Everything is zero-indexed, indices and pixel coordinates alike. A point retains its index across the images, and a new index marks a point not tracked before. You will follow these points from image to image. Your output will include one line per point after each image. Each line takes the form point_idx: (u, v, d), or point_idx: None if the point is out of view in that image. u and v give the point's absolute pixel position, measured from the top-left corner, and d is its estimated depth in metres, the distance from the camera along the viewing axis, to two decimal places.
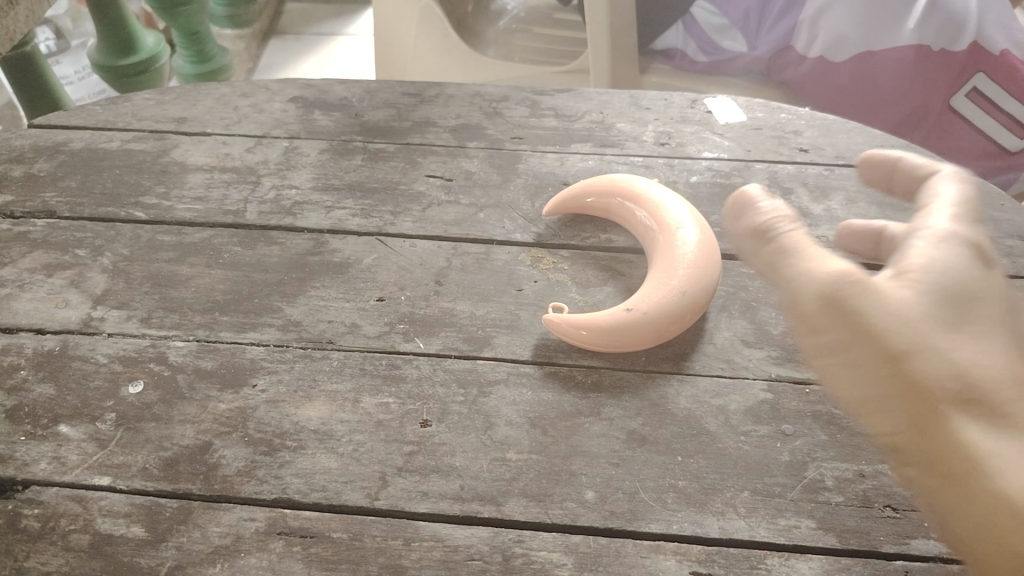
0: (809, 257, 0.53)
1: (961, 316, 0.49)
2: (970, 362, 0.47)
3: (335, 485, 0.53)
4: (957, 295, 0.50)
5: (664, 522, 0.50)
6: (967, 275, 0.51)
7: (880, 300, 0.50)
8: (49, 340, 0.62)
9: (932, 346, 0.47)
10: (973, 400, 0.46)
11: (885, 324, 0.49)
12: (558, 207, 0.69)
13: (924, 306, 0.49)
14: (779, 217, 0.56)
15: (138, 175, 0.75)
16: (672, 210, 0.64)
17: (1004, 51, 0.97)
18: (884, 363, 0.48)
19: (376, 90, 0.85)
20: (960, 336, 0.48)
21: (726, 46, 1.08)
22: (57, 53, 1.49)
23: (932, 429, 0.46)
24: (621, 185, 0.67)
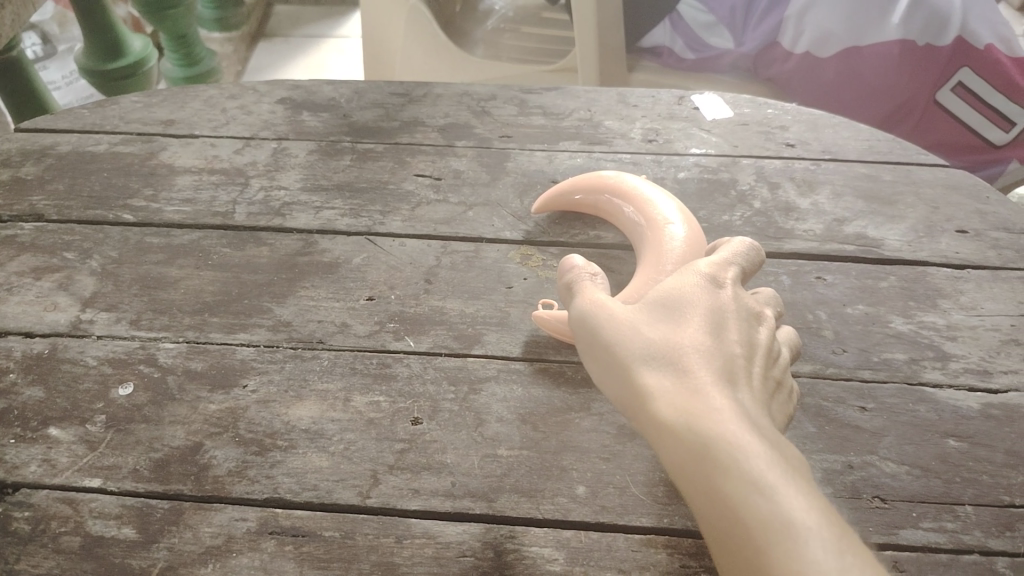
0: (586, 292, 0.47)
1: (719, 318, 0.43)
2: (683, 363, 0.41)
3: (327, 484, 0.53)
4: (726, 296, 0.44)
5: (655, 516, 0.50)
6: (698, 279, 0.45)
7: (646, 308, 0.44)
8: (38, 343, 0.61)
9: (639, 351, 0.42)
10: (723, 414, 0.38)
11: (617, 337, 0.43)
12: (547, 203, 0.69)
13: (637, 317, 0.44)
14: (587, 275, 0.50)
15: (126, 177, 0.75)
16: (662, 204, 0.64)
17: (988, 45, 0.98)
18: (629, 376, 0.42)
19: (364, 90, 0.85)
20: (693, 339, 0.41)
21: (713, 42, 1.08)
22: (44, 57, 1.48)
23: (675, 446, 0.38)
24: (611, 181, 0.68)
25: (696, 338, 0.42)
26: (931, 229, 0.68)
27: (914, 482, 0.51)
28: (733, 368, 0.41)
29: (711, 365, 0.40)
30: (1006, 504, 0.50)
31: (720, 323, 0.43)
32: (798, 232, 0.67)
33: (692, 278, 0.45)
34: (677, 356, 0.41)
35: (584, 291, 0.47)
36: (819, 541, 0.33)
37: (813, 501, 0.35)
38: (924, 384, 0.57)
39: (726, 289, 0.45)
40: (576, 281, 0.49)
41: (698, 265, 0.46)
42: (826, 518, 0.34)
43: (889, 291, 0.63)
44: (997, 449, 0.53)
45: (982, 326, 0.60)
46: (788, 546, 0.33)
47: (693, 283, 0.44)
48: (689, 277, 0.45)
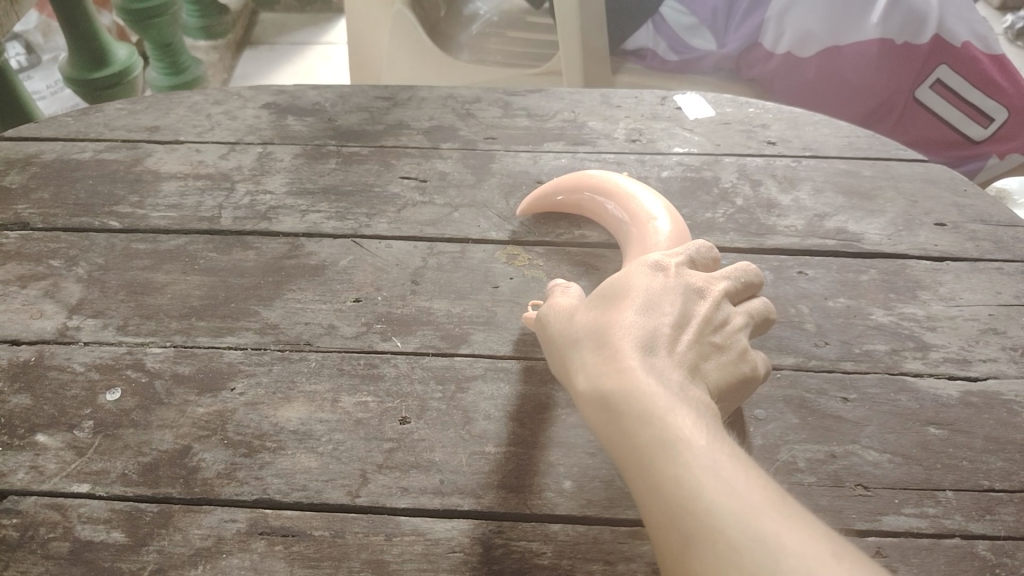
0: (555, 291, 0.53)
1: (651, 296, 0.47)
2: (603, 336, 0.45)
3: (315, 484, 0.53)
4: (661, 278, 0.48)
5: (642, 508, 0.51)
6: (638, 264, 0.49)
7: (588, 297, 0.49)
8: (25, 351, 0.61)
9: (574, 335, 0.47)
10: (629, 378, 0.42)
11: (563, 327, 0.49)
12: (532, 201, 0.70)
13: (580, 308, 0.49)
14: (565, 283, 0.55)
15: (111, 184, 0.75)
16: (648, 202, 0.65)
17: (965, 43, 1.00)
18: (568, 359, 0.47)
19: (348, 94, 0.85)
20: (618, 316, 0.46)
21: (695, 43, 1.09)
22: (28, 68, 1.48)
23: (592, 410, 0.43)
24: (598, 181, 0.68)
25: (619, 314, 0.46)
26: (911, 222, 0.69)
27: (896, 470, 0.52)
28: (657, 338, 0.45)
29: (630, 335, 0.44)
30: (986, 489, 0.51)
31: (651, 300, 0.46)
32: (779, 227, 0.68)
33: (630, 266, 0.49)
34: (602, 334, 0.45)
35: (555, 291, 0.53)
36: (715, 482, 0.37)
37: (706, 449, 0.39)
38: (905, 374, 0.57)
39: (663, 272, 0.48)
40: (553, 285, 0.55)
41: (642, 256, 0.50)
42: (709, 459, 0.38)
43: (870, 284, 0.64)
44: (976, 435, 0.54)
45: (961, 316, 0.61)
46: (671, 486, 0.38)
47: (638, 270, 0.48)
48: (628, 265, 0.49)
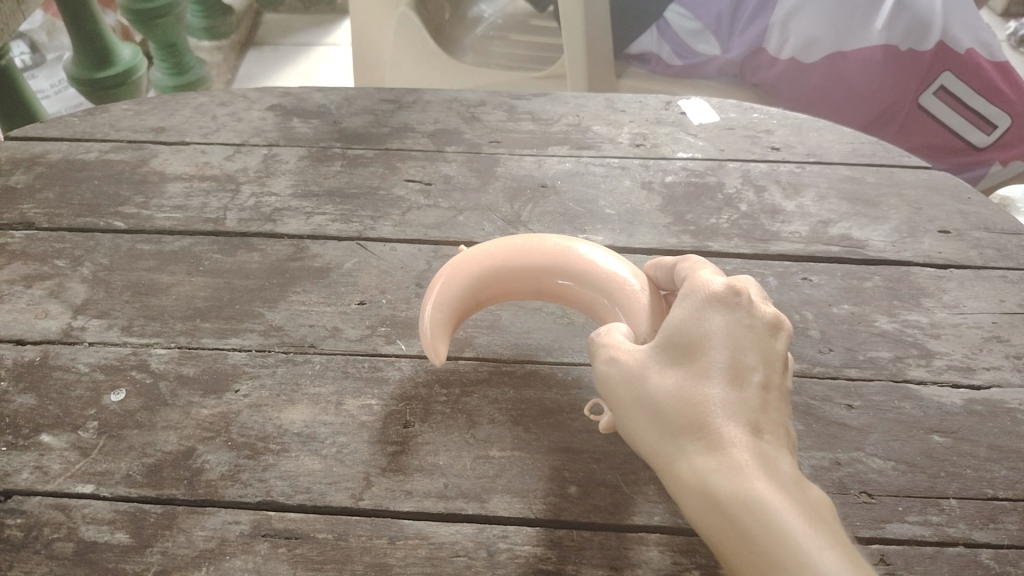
0: (609, 341, 0.48)
1: (731, 349, 0.44)
2: (698, 412, 0.42)
3: (320, 486, 0.53)
4: (739, 321, 0.44)
5: (646, 514, 0.51)
6: (710, 304, 0.45)
7: (657, 354, 0.45)
8: (29, 351, 0.62)
9: (656, 406, 0.44)
10: (741, 467, 0.40)
11: (638, 393, 0.45)
12: (440, 333, 0.54)
13: (653, 369, 0.45)
14: (609, 326, 0.50)
15: (116, 184, 0.75)
16: (551, 241, 0.57)
17: (969, 50, 1.00)
18: (652, 434, 0.44)
19: (353, 96, 0.85)
20: (708, 385, 0.43)
21: (699, 49, 1.08)
22: (32, 67, 1.48)
23: (694, 500, 0.41)
24: (478, 259, 0.57)
25: (707, 381, 0.43)
26: (914, 229, 0.69)
27: (900, 477, 0.52)
28: (750, 404, 0.42)
29: (726, 409, 0.42)
30: (990, 497, 0.51)
31: (734, 357, 0.43)
32: (784, 233, 0.68)
33: (699, 304, 0.45)
34: (694, 411, 0.42)
35: (604, 340, 0.48)
36: None
37: (836, 553, 0.37)
38: (909, 381, 0.57)
39: (737, 310, 0.45)
40: (596, 333, 0.49)
41: (706, 288, 0.45)
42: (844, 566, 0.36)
43: (874, 291, 0.64)
44: (980, 443, 0.54)
45: (965, 324, 0.61)
46: None
47: (712, 318, 0.44)
48: (696, 306, 0.45)
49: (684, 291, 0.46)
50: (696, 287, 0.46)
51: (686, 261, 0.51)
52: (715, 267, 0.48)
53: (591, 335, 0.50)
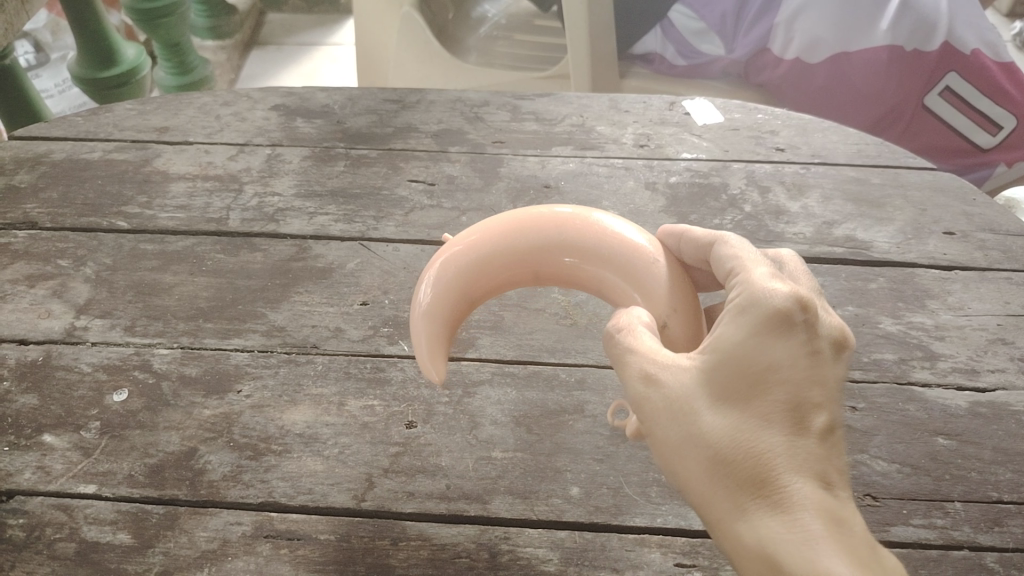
0: (642, 349, 0.41)
1: (796, 383, 0.38)
2: (759, 462, 0.37)
3: (322, 487, 0.53)
4: (803, 345, 0.38)
5: (649, 516, 0.51)
6: (773, 324, 0.38)
7: (707, 382, 0.39)
8: (32, 350, 0.61)
9: (711, 450, 0.38)
10: (815, 532, 0.35)
11: (685, 430, 0.38)
12: (436, 345, 0.48)
13: (704, 401, 0.38)
14: (638, 325, 0.43)
15: (119, 184, 0.75)
16: (547, 215, 0.50)
17: (974, 51, 1.00)
18: (703, 479, 0.38)
19: (357, 96, 0.85)
20: (773, 437, 0.37)
21: (704, 49, 1.07)
22: (36, 66, 1.48)
23: (756, 572, 0.35)
24: (466, 251, 0.50)
25: (771, 426, 0.37)
26: (919, 231, 0.68)
27: (905, 480, 0.52)
28: (818, 451, 0.37)
29: (793, 459, 0.36)
30: (995, 501, 0.51)
31: (799, 394, 0.37)
32: (788, 234, 0.68)
33: (760, 324, 0.38)
34: (757, 466, 0.37)
35: (636, 347, 0.41)
36: None
37: None
38: (914, 383, 0.57)
39: (801, 331, 0.38)
40: (624, 336, 0.42)
41: (766, 301, 0.38)
42: None
43: (879, 292, 0.63)
44: (985, 446, 0.54)
45: (970, 326, 0.61)
46: None
47: (776, 345, 0.38)
48: (755, 325, 0.38)
49: (737, 301, 0.39)
50: (752, 299, 0.39)
51: (727, 246, 0.43)
52: (766, 265, 0.41)
53: (616, 337, 0.42)
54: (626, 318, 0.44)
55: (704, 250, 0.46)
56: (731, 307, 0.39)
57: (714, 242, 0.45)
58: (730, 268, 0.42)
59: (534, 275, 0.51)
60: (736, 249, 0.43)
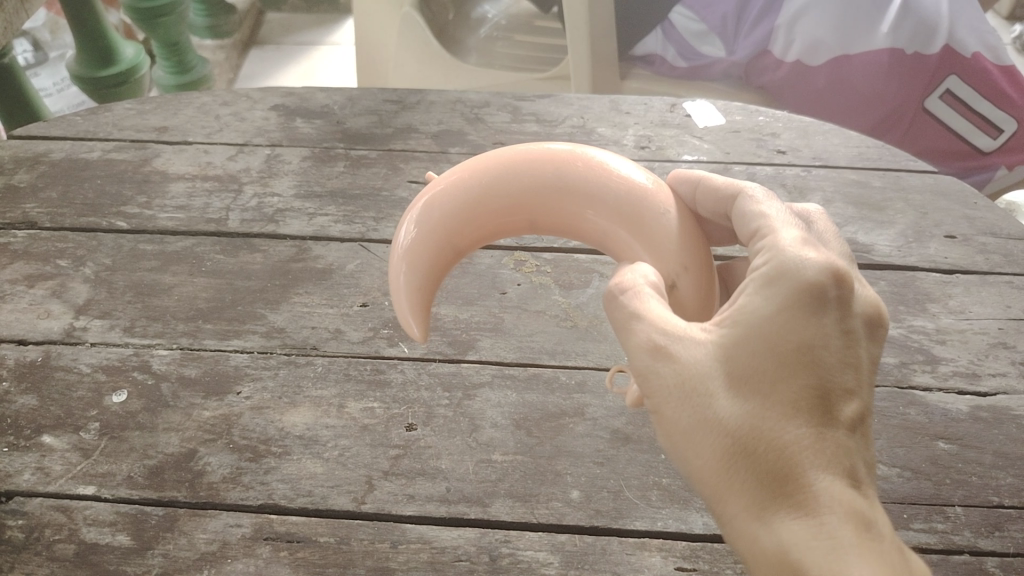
0: (652, 315, 0.38)
1: (824, 368, 0.36)
2: (785, 454, 0.35)
3: (321, 490, 0.53)
4: (834, 326, 0.36)
5: (649, 519, 0.51)
6: (805, 302, 0.36)
7: (728, 363, 0.36)
8: (31, 351, 0.61)
9: (730, 438, 0.36)
10: (844, 535, 0.34)
11: (703, 414, 0.36)
12: (416, 300, 0.45)
13: (725, 384, 0.36)
14: (645, 286, 0.40)
15: (119, 184, 0.75)
16: (541, 151, 0.45)
17: (975, 54, 1.00)
18: (720, 468, 0.36)
19: (357, 97, 0.85)
20: (802, 428, 0.35)
21: (705, 51, 1.07)
22: (35, 65, 1.48)
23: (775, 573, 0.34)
24: (451, 192, 0.45)
25: (798, 417, 0.35)
26: (920, 234, 0.68)
27: (906, 484, 0.52)
28: (844, 444, 0.36)
29: (819, 453, 0.35)
30: (995, 505, 0.51)
31: (826, 381, 0.36)
32: None
33: (793, 303, 0.36)
34: (784, 462, 0.35)
35: (647, 313, 0.38)
36: None
37: None
38: (915, 387, 0.57)
39: (833, 310, 0.37)
40: (632, 299, 0.39)
41: (799, 273, 0.37)
42: None
43: (880, 295, 0.63)
44: (986, 450, 0.54)
45: (971, 330, 0.61)
46: None
47: (809, 327, 0.36)
48: (786, 300, 0.36)
49: (768, 269, 0.37)
50: (786, 268, 0.37)
51: (753, 206, 0.41)
52: (795, 229, 0.39)
53: (621, 298, 0.39)
54: (629, 275, 0.40)
55: (724, 202, 0.44)
56: (759, 277, 0.37)
57: (735, 198, 0.43)
58: (758, 229, 0.40)
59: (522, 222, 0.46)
60: (762, 208, 0.41)
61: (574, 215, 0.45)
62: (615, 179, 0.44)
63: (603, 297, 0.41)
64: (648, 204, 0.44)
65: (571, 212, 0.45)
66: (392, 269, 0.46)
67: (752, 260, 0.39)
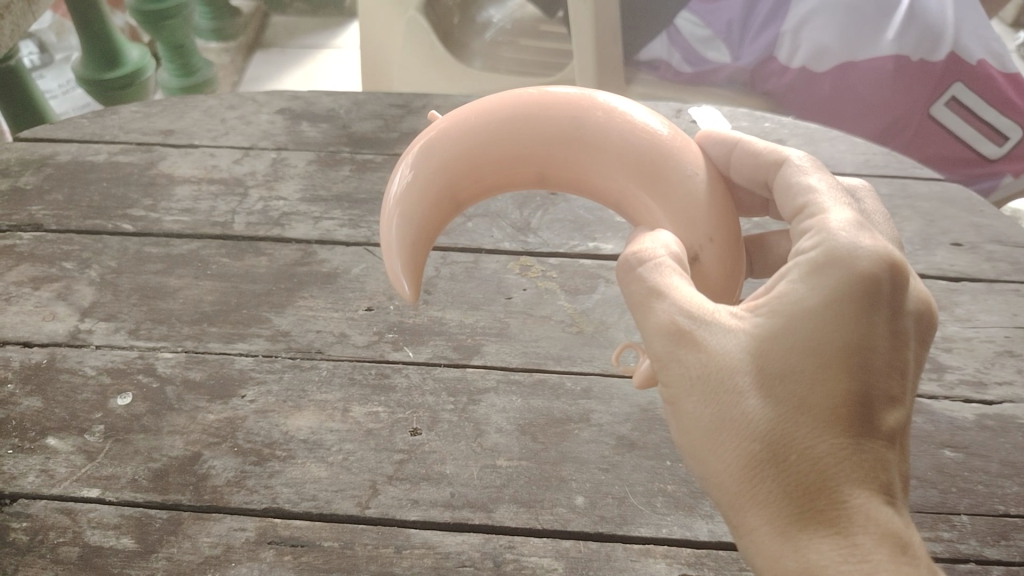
0: (677, 297, 0.37)
1: (867, 373, 0.35)
2: (818, 465, 0.34)
3: (325, 494, 0.53)
4: (883, 327, 0.35)
5: (654, 526, 0.51)
6: (853, 298, 0.35)
7: (762, 360, 0.35)
8: (36, 353, 0.61)
9: (761, 442, 0.35)
10: (876, 556, 0.33)
11: (730, 412, 0.36)
12: (408, 257, 0.44)
13: (757, 382, 0.35)
14: (665, 256, 0.39)
15: (125, 187, 0.75)
16: (550, 97, 0.44)
17: (981, 61, 1.00)
18: (746, 473, 0.35)
19: (363, 101, 0.85)
20: (839, 438, 0.34)
21: (709, 56, 1.07)
22: (41, 67, 1.48)
23: None
24: (453, 137, 0.44)
25: (835, 425, 0.35)
26: (927, 241, 0.68)
27: (911, 492, 0.52)
28: (882, 458, 0.35)
29: (855, 466, 0.34)
30: (1002, 514, 0.51)
31: (868, 388, 0.35)
32: None
33: (839, 297, 0.35)
34: (819, 472, 0.34)
35: (672, 292, 0.37)
36: None
37: None
38: (920, 395, 0.57)
39: (883, 308, 0.35)
40: (654, 274, 0.38)
41: (851, 262, 0.35)
42: None
43: None
44: (993, 459, 0.54)
45: (978, 338, 0.61)
46: None
47: (855, 323, 0.35)
48: (833, 294, 0.35)
49: (816, 254, 0.36)
50: (836, 254, 0.36)
51: (800, 179, 0.41)
52: (846, 209, 0.38)
53: (641, 272, 0.38)
54: (648, 246, 0.39)
55: (765, 169, 0.43)
56: (806, 262, 0.36)
57: (783, 168, 0.42)
58: (804, 206, 0.39)
59: (528, 170, 0.45)
60: (811, 183, 0.40)
61: (583, 166, 0.44)
62: (628, 125, 0.43)
63: (619, 262, 0.40)
64: (663, 154, 0.43)
65: (581, 163, 0.44)
66: (384, 220, 0.44)
67: (798, 241, 0.38)
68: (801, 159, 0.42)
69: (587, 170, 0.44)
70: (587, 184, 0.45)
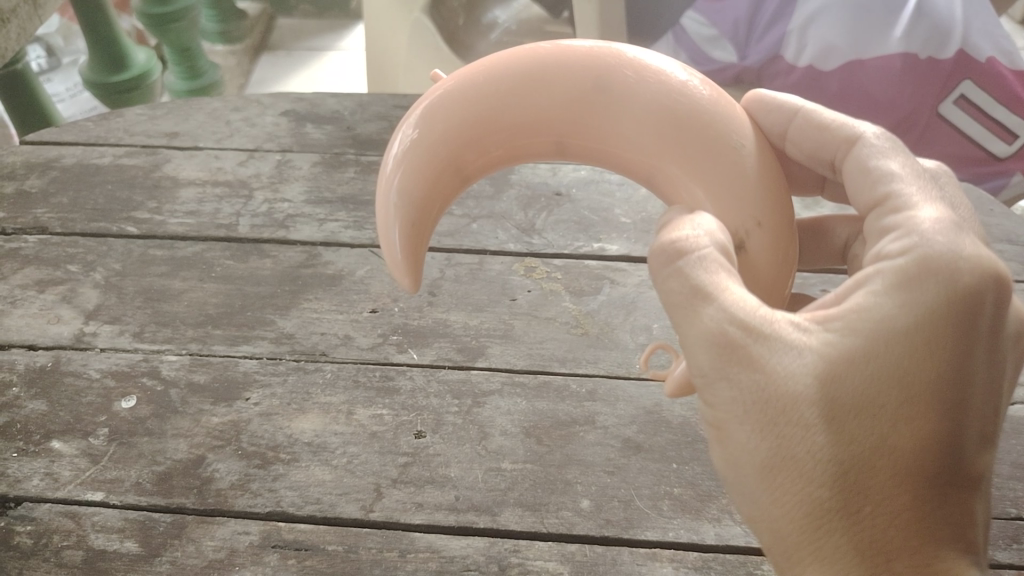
0: (731, 301, 0.34)
1: (956, 412, 0.34)
2: (894, 513, 0.34)
3: (330, 497, 0.52)
4: (978, 360, 0.34)
5: (661, 530, 0.51)
6: (944, 325, 0.34)
7: (834, 391, 0.34)
8: (41, 356, 0.61)
9: (832, 485, 0.34)
10: None
11: (794, 450, 0.34)
12: (408, 231, 0.41)
13: (827, 416, 0.34)
14: (707, 244, 0.35)
15: (130, 190, 0.75)
16: (568, 56, 0.41)
17: (989, 58, 0.96)
18: (811, 521, 0.34)
19: (367, 103, 0.85)
20: (921, 485, 0.34)
21: (716, 55, 1.03)
22: (48, 70, 1.49)
23: None
24: (459, 103, 0.41)
25: (917, 472, 0.34)
26: None
27: None
28: (963, 508, 0.35)
29: (935, 520, 0.34)
30: (1013, 517, 0.50)
31: (957, 430, 0.34)
32: None
33: (932, 319, 0.34)
34: (899, 525, 0.34)
35: (724, 295, 0.34)
36: None
37: None
38: None
39: (980, 339, 0.34)
40: (699, 271, 0.35)
41: (950, 274, 0.34)
42: None
43: None
44: (1004, 461, 0.53)
45: None
46: None
47: (948, 349, 0.34)
48: (922, 318, 0.34)
49: (907, 261, 0.35)
50: (930, 264, 0.34)
51: (878, 164, 0.39)
52: (934, 206, 0.37)
53: (681, 265, 0.35)
54: (688, 230, 0.36)
55: (831, 147, 0.41)
56: (893, 271, 0.35)
57: (857, 148, 0.40)
58: (885, 198, 0.38)
59: (540, 134, 0.41)
60: (889, 170, 0.38)
61: (608, 131, 0.41)
62: (659, 82, 0.40)
63: (653, 250, 0.36)
64: (696, 115, 0.40)
65: (603, 129, 0.41)
66: (382, 188, 0.41)
67: (880, 238, 0.36)
68: (876, 136, 0.40)
69: (613, 136, 0.41)
70: (611, 154, 0.42)
